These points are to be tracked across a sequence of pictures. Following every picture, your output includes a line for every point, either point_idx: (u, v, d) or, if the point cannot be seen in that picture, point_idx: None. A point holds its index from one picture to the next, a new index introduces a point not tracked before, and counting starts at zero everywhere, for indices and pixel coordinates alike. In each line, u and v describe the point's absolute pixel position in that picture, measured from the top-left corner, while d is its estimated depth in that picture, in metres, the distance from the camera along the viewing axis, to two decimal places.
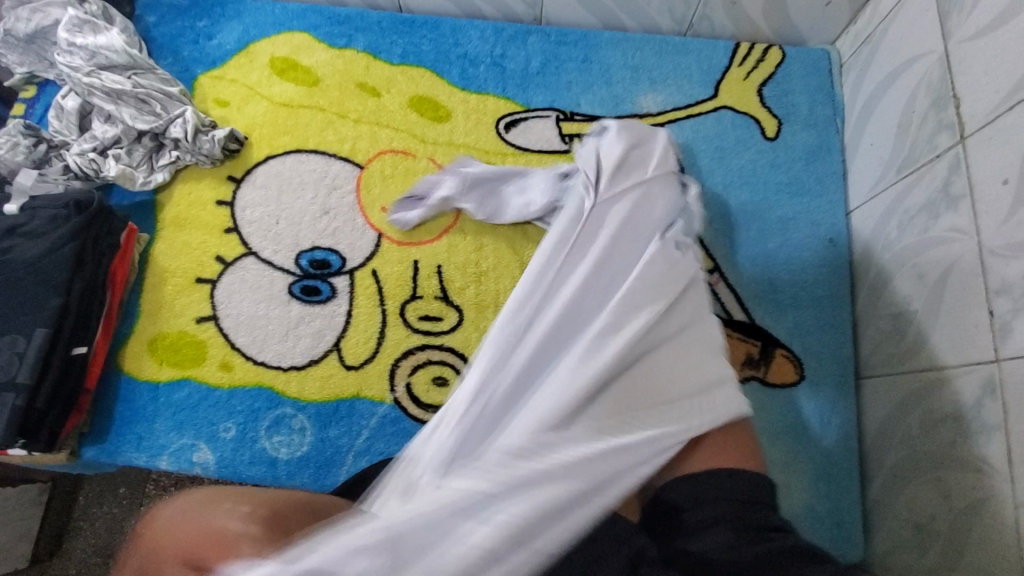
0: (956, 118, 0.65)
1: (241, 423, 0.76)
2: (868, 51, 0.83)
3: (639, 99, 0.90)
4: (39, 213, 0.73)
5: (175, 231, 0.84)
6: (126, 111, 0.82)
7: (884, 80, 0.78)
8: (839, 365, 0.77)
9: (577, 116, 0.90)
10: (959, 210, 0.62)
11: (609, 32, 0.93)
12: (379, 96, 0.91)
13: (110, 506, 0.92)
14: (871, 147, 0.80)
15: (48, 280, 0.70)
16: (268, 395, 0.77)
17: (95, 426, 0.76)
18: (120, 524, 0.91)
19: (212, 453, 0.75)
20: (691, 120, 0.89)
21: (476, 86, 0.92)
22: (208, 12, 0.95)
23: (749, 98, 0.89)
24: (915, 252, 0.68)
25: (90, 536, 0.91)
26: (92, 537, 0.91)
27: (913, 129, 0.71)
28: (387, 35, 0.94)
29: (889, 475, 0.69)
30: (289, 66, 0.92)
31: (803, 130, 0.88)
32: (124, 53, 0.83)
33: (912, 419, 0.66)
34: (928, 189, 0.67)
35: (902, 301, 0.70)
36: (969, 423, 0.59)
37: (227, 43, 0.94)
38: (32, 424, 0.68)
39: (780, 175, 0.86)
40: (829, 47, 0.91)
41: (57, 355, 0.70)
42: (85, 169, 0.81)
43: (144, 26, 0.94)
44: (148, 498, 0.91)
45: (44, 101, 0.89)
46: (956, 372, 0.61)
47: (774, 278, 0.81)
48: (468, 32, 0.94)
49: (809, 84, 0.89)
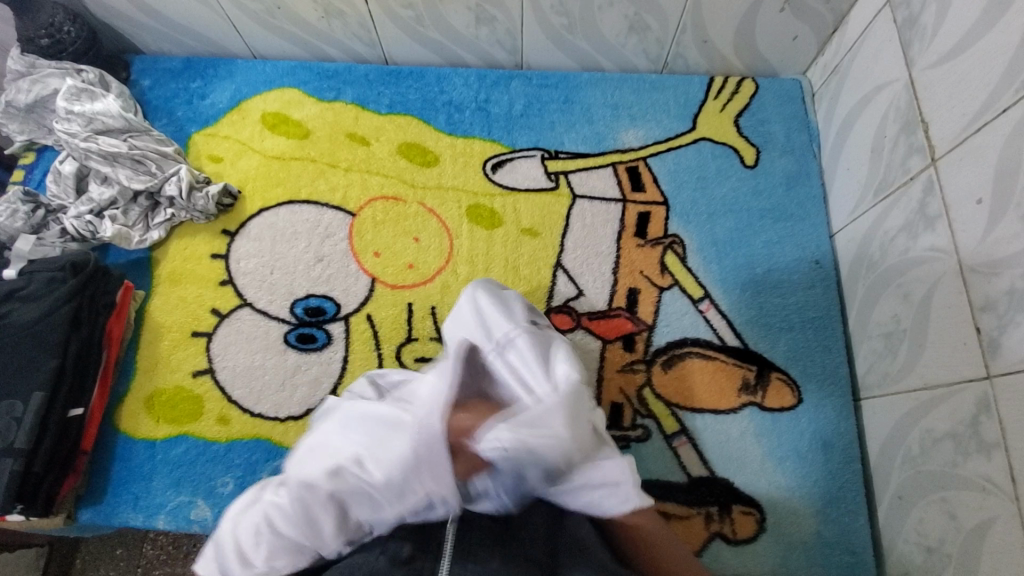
0: (925, 142, 0.67)
1: (240, 476, 0.76)
2: (837, 81, 0.86)
3: (620, 134, 0.93)
4: (36, 276, 0.74)
5: (172, 286, 0.85)
6: (122, 172, 0.85)
7: (855, 107, 0.81)
8: (837, 387, 0.77)
9: (562, 153, 0.93)
10: (937, 230, 0.64)
11: (588, 73, 0.97)
12: (368, 145, 0.94)
13: (107, 569, 0.86)
14: (848, 171, 0.82)
15: (45, 342, 0.71)
16: (266, 447, 0.77)
17: (92, 487, 0.75)
18: None
19: (210, 510, 0.74)
20: (672, 152, 0.91)
21: (462, 130, 0.94)
22: (202, 73, 0.98)
23: (726, 129, 0.92)
24: (899, 272, 0.69)
25: None
26: None
27: (886, 153, 0.73)
28: (374, 86, 0.97)
29: (896, 498, 0.69)
30: (280, 120, 0.95)
31: (782, 157, 0.90)
32: (120, 118, 0.86)
33: (911, 439, 0.66)
34: (905, 210, 0.69)
35: (891, 320, 0.71)
36: (968, 442, 0.58)
37: (220, 102, 0.97)
38: (29, 488, 0.68)
39: (763, 202, 0.88)
40: (800, 77, 0.95)
41: (54, 417, 0.70)
42: (82, 231, 0.82)
43: (139, 90, 0.97)
44: (146, 560, 0.86)
45: (43, 167, 0.91)
46: (951, 390, 0.61)
47: (764, 303, 0.82)
48: (453, 80, 0.97)
49: (783, 113, 0.92)
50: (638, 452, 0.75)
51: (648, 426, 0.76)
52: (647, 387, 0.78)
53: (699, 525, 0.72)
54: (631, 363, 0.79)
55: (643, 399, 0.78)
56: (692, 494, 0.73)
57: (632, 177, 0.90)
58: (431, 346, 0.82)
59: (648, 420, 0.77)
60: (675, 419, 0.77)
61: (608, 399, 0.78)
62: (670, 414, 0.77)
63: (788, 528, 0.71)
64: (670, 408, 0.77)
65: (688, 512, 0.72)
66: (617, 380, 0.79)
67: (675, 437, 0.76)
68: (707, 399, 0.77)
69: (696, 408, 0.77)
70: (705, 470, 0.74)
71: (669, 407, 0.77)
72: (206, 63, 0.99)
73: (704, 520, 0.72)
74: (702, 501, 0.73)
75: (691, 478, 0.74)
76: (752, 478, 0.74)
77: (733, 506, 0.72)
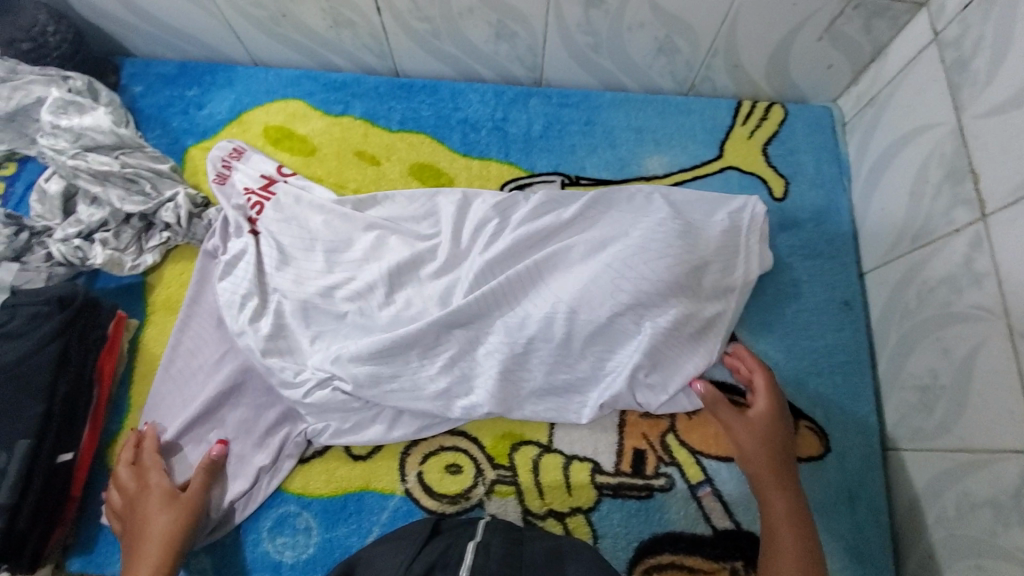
0: (974, 194, 0.64)
1: (242, 523, 0.72)
2: (873, 113, 0.83)
3: (644, 160, 0.89)
4: (20, 310, 0.69)
5: (168, 314, 0.80)
6: (112, 193, 0.78)
7: (893, 144, 0.78)
8: (866, 436, 0.74)
9: (583, 179, 0.88)
10: (984, 288, 0.61)
11: (611, 94, 0.92)
12: (378, 165, 0.88)
13: None
14: (882, 210, 0.79)
15: (31, 384, 0.66)
16: (269, 493, 0.73)
17: (81, 536, 0.71)
18: None
19: (211, 560, 0.71)
20: (699, 182, 0.88)
21: (477, 151, 0.89)
22: (198, 81, 0.92)
23: (754, 158, 0.89)
24: (937, 325, 0.67)
25: None
26: None
27: (927, 199, 0.70)
28: (384, 101, 0.91)
29: (926, 558, 0.67)
30: (284, 135, 0.89)
31: (811, 189, 0.87)
32: (111, 134, 0.80)
33: (946, 501, 0.64)
34: (948, 263, 0.66)
35: (927, 374, 0.68)
36: (1011, 513, 0.57)
37: (218, 113, 0.91)
38: (14, 548, 0.64)
39: (791, 237, 0.84)
40: (831, 105, 0.91)
41: (41, 467, 0.65)
42: (70, 257, 0.76)
43: (131, 97, 0.91)
44: None
45: (25, 180, 0.85)
46: (994, 458, 0.59)
47: (792, 345, 0.78)
48: (468, 96, 0.92)
49: (813, 143, 0.89)
50: (660, 503, 0.72)
51: (671, 474, 0.73)
52: (671, 433, 0.75)
53: None
54: None
55: (666, 446, 0.75)
56: (717, 549, 0.71)
57: None
58: (448, 453, 0.75)
59: (671, 468, 0.74)
60: (699, 468, 0.74)
61: (630, 445, 0.75)
62: (694, 462, 0.74)
63: None
64: (694, 455, 0.74)
65: (714, 567, 0.70)
66: (640, 424, 0.76)
67: (700, 486, 0.73)
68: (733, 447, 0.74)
69: (721, 457, 0.74)
70: (730, 522, 0.72)
71: (693, 455, 0.74)
72: (204, 68, 0.93)
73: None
74: (727, 555, 0.70)
75: (717, 531, 0.71)
76: None
77: None
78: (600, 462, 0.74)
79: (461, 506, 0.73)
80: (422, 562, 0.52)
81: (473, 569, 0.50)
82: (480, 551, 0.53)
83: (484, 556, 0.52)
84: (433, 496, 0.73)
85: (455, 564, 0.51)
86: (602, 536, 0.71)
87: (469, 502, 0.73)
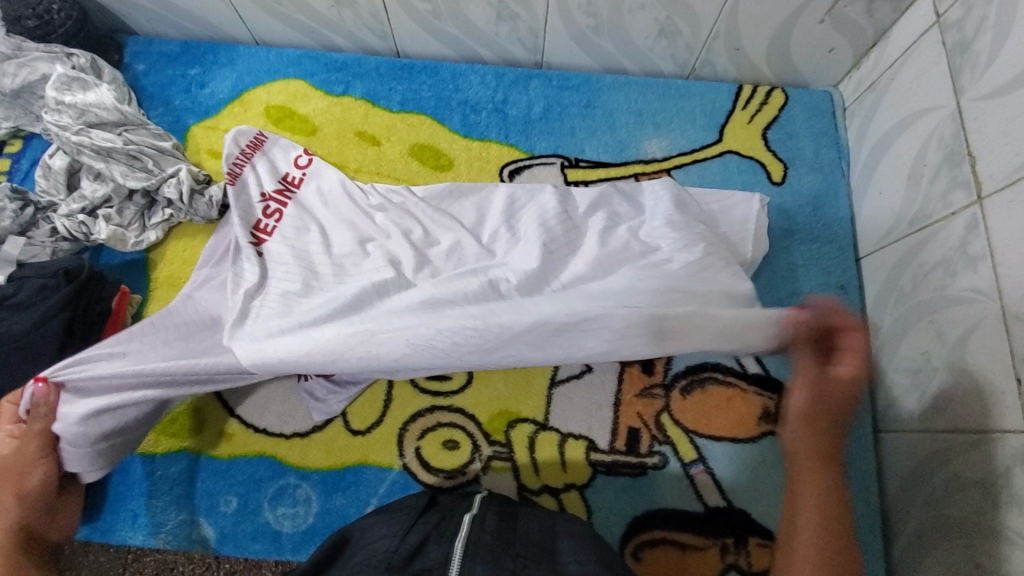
0: (972, 177, 0.64)
1: (243, 494, 0.74)
2: (873, 98, 0.83)
3: (643, 143, 0.89)
4: (26, 283, 0.70)
5: (171, 290, 0.81)
6: (116, 169, 0.79)
7: (892, 128, 0.78)
8: (858, 418, 0.75)
9: (582, 162, 0.89)
10: (978, 270, 0.62)
11: (611, 76, 0.92)
12: (378, 145, 0.89)
13: (97, 553, 0.82)
14: (880, 195, 0.79)
15: (37, 354, 0.67)
16: (270, 465, 0.75)
17: (88, 504, 0.73)
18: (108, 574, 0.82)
19: (212, 529, 0.73)
20: (697, 165, 0.88)
21: (477, 133, 0.90)
22: (200, 60, 0.93)
23: (754, 142, 0.89)
24: (932, 308, 0.68)
25: None
26: None
27: (925, 183, 0.71)
28: (385, 81, 0.92)
29: (914, 536, 0.68)
30: (285, 115, 0.90)
31: (810, 174, 0.87)
32: (114, 110, 0.80)
33: (935, 480, 0.65)
34: (944, 246, 0.67)
35: (920, 356, 0.69)
36: (999, 491, 0.58)
37: (220, 92, 0.91)
38: None
39: (789, 222, 0.85)
40: (831, 90, 0.91)
41: None
42: (75, 232, 0.77)
43: (134, 76, 0.92)
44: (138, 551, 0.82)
45: (30, 156, 0.86)
46: (984, 438, 0.59)
47: None
48: (468, 78, 0.92)
49: (813, 128, 0.89)
50: (653, 480, 0.74)
51: (665, 453, 0.75)
52: (666, 412, 0.76)
53: (715, 557, 0.71)
54: (650, 387, 0.77)
55: (660, 425, 0.76)
56: (708, 525, 0.72)
57: None
58: (445, 429, 0.76)
59: (665, 446, 0.75)
60: (692, 447, 0.75)
61: (625, 424, 0.76)
62: (687, 441, 0.75)
63: None
64: (687, 434, 0.75)
65: (705, 542, 0.71)
66: (634, 403, 0.77)
67: (693, 464, 0.74)
68: (726, 427, 0.75)
69: (714, 437, 0.75)
70: (722, 500, 0.73)
71: (687, 434, 0.75)
72: (205, 48, 0.93)
73: (720, 551, 0.71)
74: (718, 532, 0.72)
75: (708, 508, 0.73)
76: (769, 509, 0.72)
77: (750, 538, 0.71)
78: (595, 440, 0.75)
79: (458, 481, 0.74)
80: (417, 534, 0.53)
81: (468, 542, 0.51)
82: (474, 524, 0.54)
83: (478, 528, 0.53)
84: (431, 471, 0.74)
85: (449, 536, 0.53)
86: (595, 511, 0.73)
87: (466, 476, 0.74)
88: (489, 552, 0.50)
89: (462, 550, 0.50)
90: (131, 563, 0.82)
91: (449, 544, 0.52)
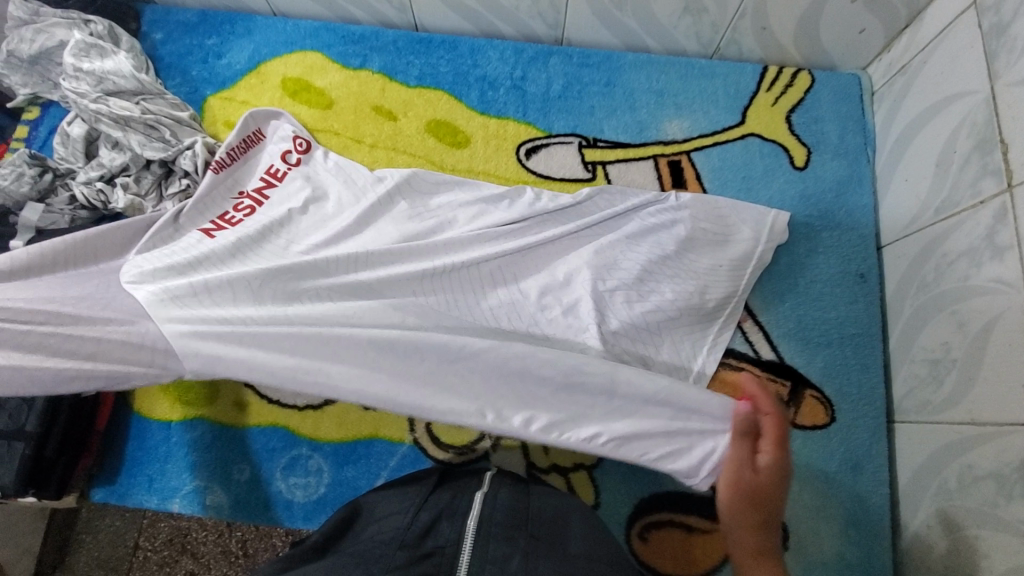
0: (1002, 164, 0.62)
1: (256, 463, 0.75)
2: (903, 82, 0.80)
3: (663, 124, 0.88)
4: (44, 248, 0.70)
5: None
6: (134, 138, 0.79)
7: (921, 113, 0.76)
8: (872, 408, 0.75)
9: (601, 142, 0.87)
10: (1004, 261, 0.60)
11: (633, 54, 0.90)
12: (395, 120, 0.88)
13: (113, 516, 0.85)
14: (906, 181, 0.78)
15: None
16: (283, 436, 0.76)
17: (106, 467, 0.75)
18: (124, 536, 0.84)
19: (225, 496, 0.74)
20: (719, 147, 0.86)
21: (495, 110, 0.89)
22: (218, 30, 0.92)
23: (777, 125, 0.87)
24: (955, 298, 0.66)
25: (94, 549, 0.84)
26: (97, 550, 0.84)
27: (953, 171, 0.69)
28: (403, 55, 0.90)
29: (923, 527, 0.68)
30: (302, 88, 0.89)
31: (834, 159, 0.85)
32: (131, 78, 0.80)
33: (949, 472, 0.65)
34: (970, 235, 0.65)
35: (939, 347, 0.68)
36: (1013, 485, 0.57)
37: (237, 63, 0.91)
38: (41, 473, 0.68)
39: (810, 208, 0.83)
40: (860, 73, 0.89)
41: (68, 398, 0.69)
42: (92, 200, 0.77)
43: (151, 45, 0.91)
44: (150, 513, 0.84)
45: (47, 123, 0.87)
46: (1001, 431, 0.59)
47: (803, 316, 0.78)
48: (487, 53, 0.90)
49: (839, 112, 0.87)
50: None
51: None
52: None
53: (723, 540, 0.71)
54: None
55: None
56: None
57: (674, 173, 0.86)
58: None
59: None
60: None
61: None
62: None
63: (811, 548, 0.71)
64: None
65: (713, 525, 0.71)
66: None
67: None
68: None
69: None
70: None
71: None
72: (223, 17, 0.92)
73: None
74: None
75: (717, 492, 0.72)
76: None
77: None
78: None
79: (467, 457, 0.75)
80: (427, 512, 0.53)
81: (480, 521, 0.51)
82: (488, 502, 0.54)
83: (490, 507, 0.53)
84: (441, 447, 0.75)
85: (462, 515, 0.53)
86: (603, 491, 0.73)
87: (476, 453, 0.75)
88: (500, 530, 0.51)
89: (475, 533, 0.50)
90: (148, 526, 0.84)
91: (461, 523, 0.52)
